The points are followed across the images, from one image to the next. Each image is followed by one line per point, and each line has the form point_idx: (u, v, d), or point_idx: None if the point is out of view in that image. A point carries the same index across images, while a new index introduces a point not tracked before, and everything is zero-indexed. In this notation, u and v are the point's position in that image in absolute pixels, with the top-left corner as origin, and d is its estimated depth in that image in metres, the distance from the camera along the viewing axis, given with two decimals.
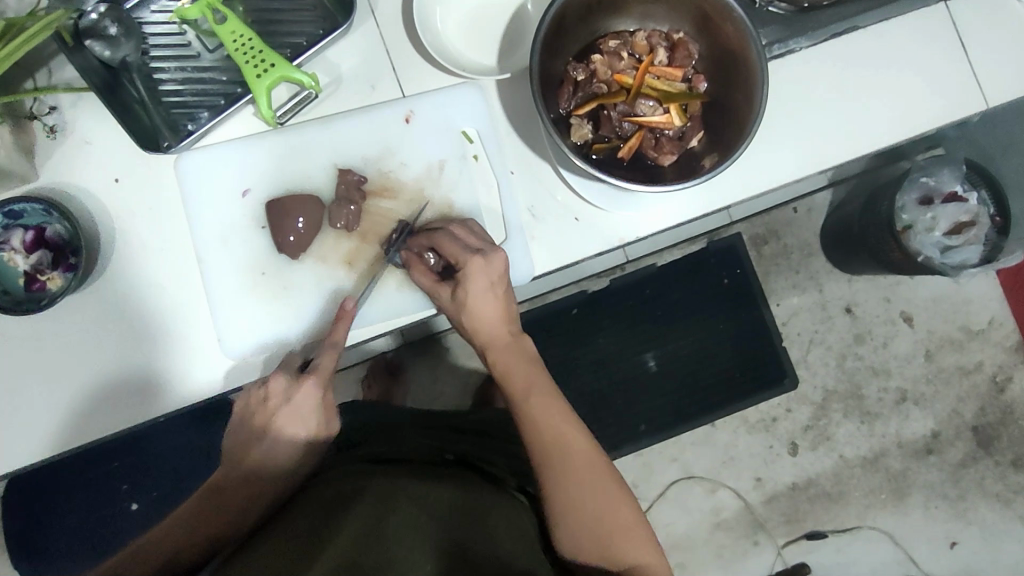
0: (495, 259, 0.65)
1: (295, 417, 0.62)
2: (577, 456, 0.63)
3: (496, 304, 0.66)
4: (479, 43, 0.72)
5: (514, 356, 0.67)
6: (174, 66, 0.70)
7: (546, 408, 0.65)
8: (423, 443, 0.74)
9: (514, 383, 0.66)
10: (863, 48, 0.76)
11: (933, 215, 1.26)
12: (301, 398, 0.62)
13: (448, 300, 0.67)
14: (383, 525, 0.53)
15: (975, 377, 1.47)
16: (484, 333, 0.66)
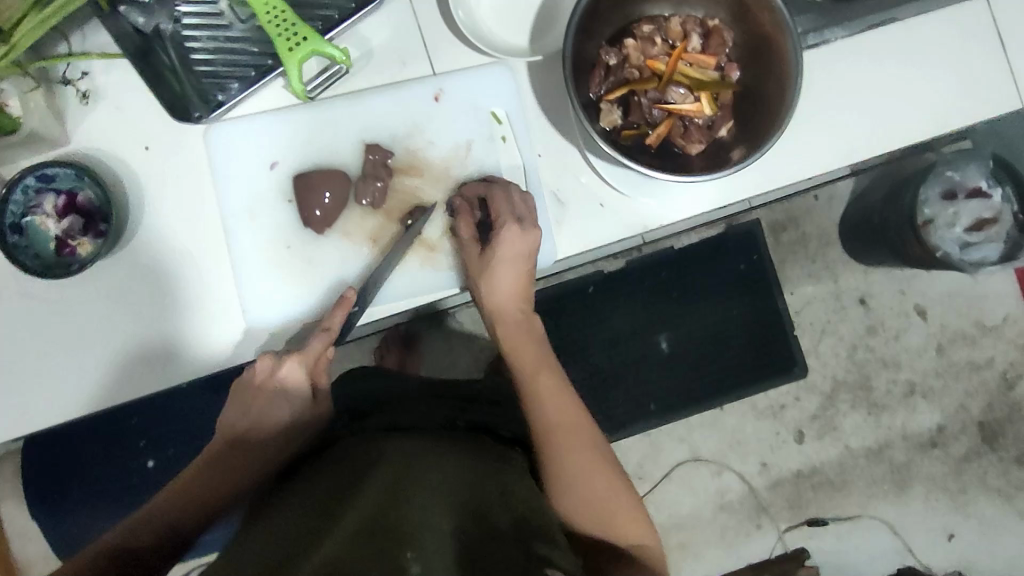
0: (531, 237, 0.67)
1: (281, 398, 0.65)
2: (580, 435, 0.65)
3: (516, 273, 0.68)
4: (510, 23, 0.71)
5: (523, 334, 0.68)
6: (205, 35, 0.70)
7: (551, 389, 0.66)
8: (436, 412, 0.76)
9: (521, 363, 0.67)
10: (899, 41, 0.75)
11: (956, 211, 1.25)
12: (288, 375, 0.65)
13: (475, 257, 0.69)
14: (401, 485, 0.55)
15: (985, 373, 1.47)
16: (505, 307, 0.69)
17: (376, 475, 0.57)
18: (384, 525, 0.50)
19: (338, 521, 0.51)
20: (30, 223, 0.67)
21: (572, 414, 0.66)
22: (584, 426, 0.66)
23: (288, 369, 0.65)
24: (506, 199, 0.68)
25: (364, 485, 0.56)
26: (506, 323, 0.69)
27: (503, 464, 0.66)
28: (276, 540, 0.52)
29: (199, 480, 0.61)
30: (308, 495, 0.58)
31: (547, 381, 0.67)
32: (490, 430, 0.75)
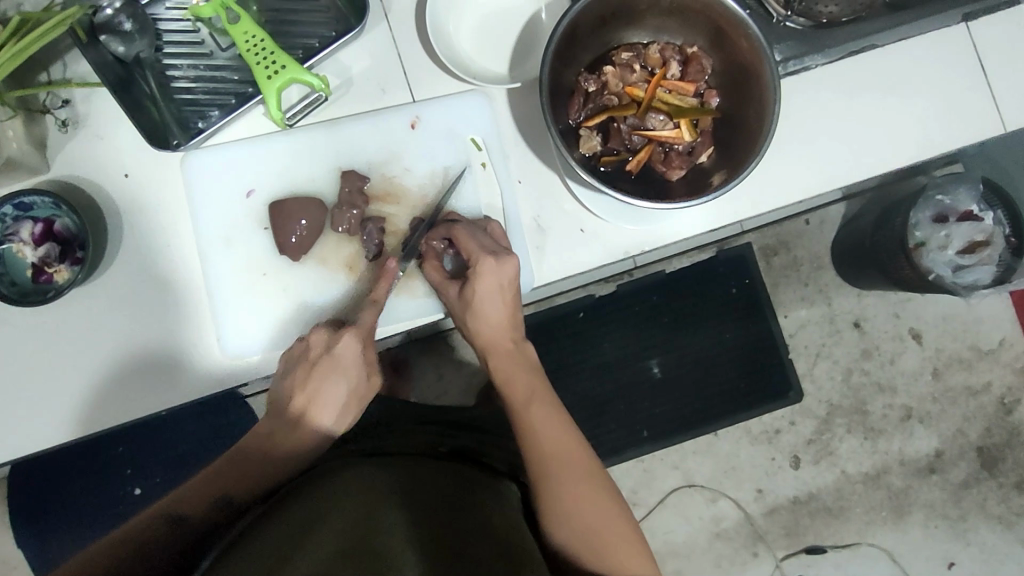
0: (509, 265, 0.66)
1: (333, 378, 0.63)
2: (572, 466, 0.64)
3: (503, 306, 0.68)
4: (489, 50, 0.71)
5: (513, 363, 0.69)
6: (186, 64, 0.70)
7: (544, 417, 0.66)
8: (419, 436, 0.75)
9: (514, 391, 0.67)
10: (880, 67, 0.75)
11: (948, 233, 1.24)
12: (342, 348, 0.64)
13: (456, 298, 0.68)
14: (373, 523, 0.54)
15: (983, 398, 1.46)
16: (496, 338, 0.69)
17: (358, 502, 0.57)
18: (359, 549, 0.51)
19: (315, 542, 0.51)
20: (6, 250, 0.66)
21: (566, 443, 0.65)
22: (580, 455, 0.65)
23: (344, 344, 0.64)
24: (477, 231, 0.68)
25: (337, 515, 0.55)
26: (498, 353, 0.69)
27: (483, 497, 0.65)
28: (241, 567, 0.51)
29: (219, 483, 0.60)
30: (295, 503, 0.59)
31: (542, 406, 0.67)
32: (477, 455, 0.75)
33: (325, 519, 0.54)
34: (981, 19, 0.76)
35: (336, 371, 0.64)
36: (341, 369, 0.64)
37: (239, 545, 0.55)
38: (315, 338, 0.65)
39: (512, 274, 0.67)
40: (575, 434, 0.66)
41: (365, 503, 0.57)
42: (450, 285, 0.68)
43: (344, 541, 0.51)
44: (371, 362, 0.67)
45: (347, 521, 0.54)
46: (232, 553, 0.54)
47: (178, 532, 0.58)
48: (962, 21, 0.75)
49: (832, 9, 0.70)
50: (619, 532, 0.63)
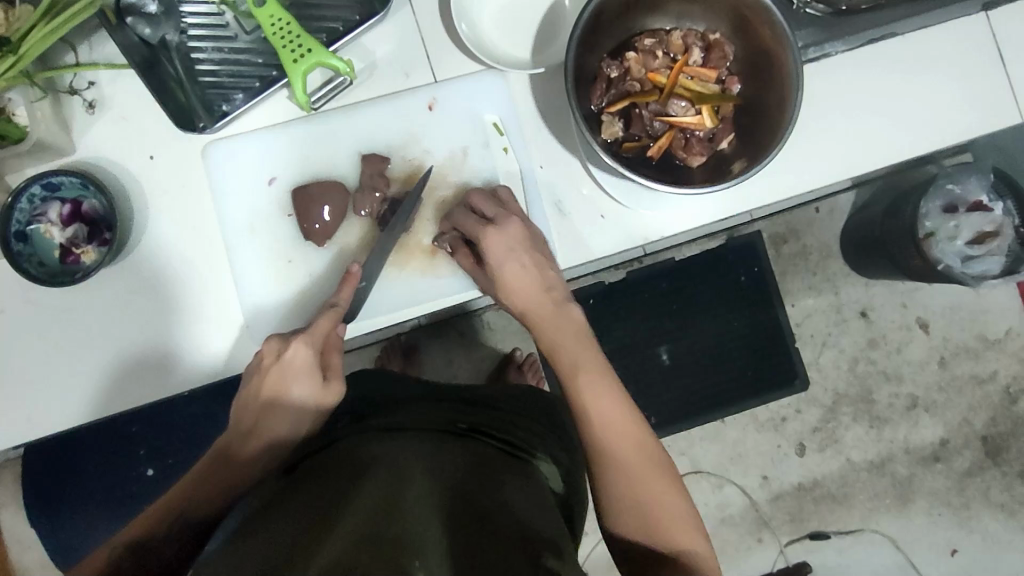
0: (510, 223, 0.67)
1: (291, 378, 0.66)
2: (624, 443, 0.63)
3: (525, 267, 0.66)
4: (512, 35, 0.72)
5: (563, 331, 0.66)
6: (211, 47, 0.71)
7: (597, 386, 0.64)
8: (436, 413, 0.76)
9: (563, 361, 0.65)
10: (899, 55, 0.75)
11: (957, 223, 1.25)
12: (294, 354, 0.66)
13: (484, 279, 0.69)
14: (400, 502, 0.55)
15: (988, 387, 1.47)
16: (543, 307, 0.66)
17: (382, 482, 0.58)
18: (385, 530, 0.51)
19: (338, 527, 0.51)
20: (34, 231, 0.67)
21: (622, 418, 0.64)
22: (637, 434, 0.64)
23: (295, 352, 0.65)
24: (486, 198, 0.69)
25: (362, 496, 0.55)
26: (551, 320, 0.66)
27: (502, 477, 0.66)
28: (270, 551, 0.50)
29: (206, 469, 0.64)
30: (308, 495, 0.58)
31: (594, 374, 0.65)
32: (491, 433, 0.75)
33: (351, 503, 0.55)
34: (1002, 8, 0.76)
35: (288, 377, 0.66)
36: (292, 375, 0.66)
37: (256, 534, 0.54)
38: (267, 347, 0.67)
39: (518, 234, 0.67)
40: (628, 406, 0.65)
41: (381, 488, 0.57)
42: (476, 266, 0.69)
43: (374, 519, 0.52)
44: (331, 365, 0.68)
45: (374, 501, 0.54)
46: (249, 538, 0.54)
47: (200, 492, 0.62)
48: (982, 10, 0.76)
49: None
50: (670, 505, 0.63)
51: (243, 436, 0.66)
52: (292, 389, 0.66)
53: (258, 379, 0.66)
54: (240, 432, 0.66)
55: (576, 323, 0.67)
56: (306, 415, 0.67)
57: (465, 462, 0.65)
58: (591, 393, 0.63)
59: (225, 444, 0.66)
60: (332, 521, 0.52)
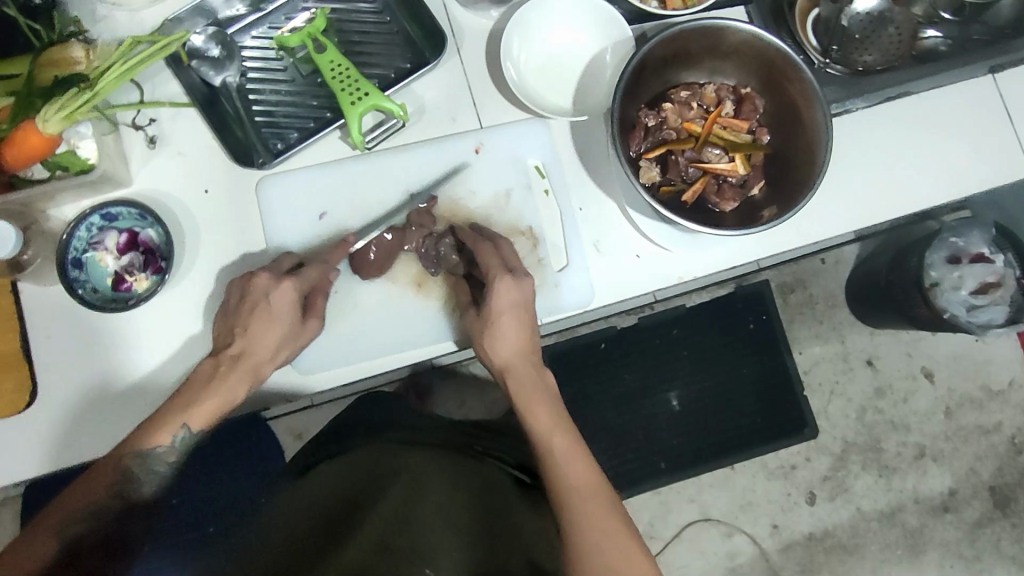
0: (526, 284, 0.69)
1: (274, 317, 0.66)
2: (586, 497, 0.63)
3: (519, 327, 0.69)
4: (550, 82, 0.76)
5: (532, 388, 0.68)
6: (268, 89, 0.74)
7: (555, 430, 0.67)
8: (452, 436, 0.84)
9: (535, 419, 0.67)
10: (913, 111, 0.80)
11: (961, 274, 1.29)
12: (281, 296, 0.66)
13: (474, 319, 0.70)
14: (415, 507, 0.65)
15: (994, 437, 1.49)
16: (513, 362, 0.69)
17: (403, 487, 0.68)
18: (397, 545, 0.60)
19: (347, 545, 0.60)
20: (90, 258, 0.69)
21: (590, 476, 0.65)
22: (596, 480, 0.65)
23: (284, 291, 0.66)
24: (498, 251, 0.71)
25: (379, 498, 0.66)
26: (517, 374, 0.69)
27: (502, 492, 0.73)
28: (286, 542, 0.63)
29: (185, 393, 0.64)
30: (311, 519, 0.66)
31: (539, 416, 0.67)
32: (500, 456, 0.82)
33: (370, 507, 0.65)
34: (1006, 72, 0.82)
35: (270, 315, 0.66)
36: (275, 313, 0.66)
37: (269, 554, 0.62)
38: (256, 282, 0.66)
39: (525, 296, 0.69)
40: (596, 469, 0.65)
41: (403, 494, 0.67)
42: (473, 309, 0.71)
43: (392, 528, 0.62)
44: (314, 307, 0.69)
45: (393, 507, 0.65)
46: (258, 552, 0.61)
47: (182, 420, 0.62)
48: (990, 73, 0.81)
49: (866, 59, 0.79)
50: (632, 564, 0.61)
51: (226, 363, 0.65)
52: (274, 325, 0.66)
53: (240, 312, 0.66)
54: (222, 358, 0.65)
55: (549, 387, 0.70)
56: (285, 350, 0.67)
57: (480, 477, 0.74)
58: (552, 447, 0.66)
59: (216, 360, 0.65)
60: (350, 526, 0.63)
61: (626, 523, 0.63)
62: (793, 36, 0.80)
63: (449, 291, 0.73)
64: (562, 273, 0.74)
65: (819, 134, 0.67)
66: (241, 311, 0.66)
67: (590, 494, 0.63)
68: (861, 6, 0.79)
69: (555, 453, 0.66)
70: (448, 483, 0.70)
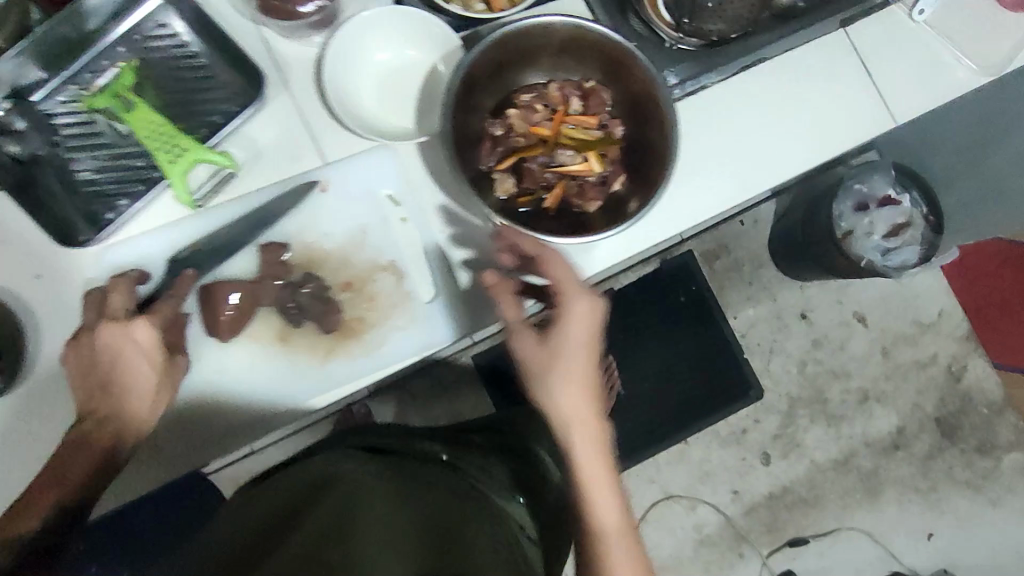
0: (600, 305, 0.61)
1: (138, 363, 0.60)
2: (608, 519, 0.56)
3: (587, 334, 0.60)
4: (390, 103, 0.72)
5: (579, 386, 0.59)
6: (86, 156, 0.69)
7: (590, 435, 0.59)
8: (448, 432, 0.74)
9: (582, 421, 0.59)
10: (771, 79, 0.78)
11: (870, 220, 1.31)
12: (137, 342, 0.60)
13: (515, 318, 0.61)
14: (357, 516, 0.45)
15: (932, 369, 1.51)
16: (543, 357, 0.60)
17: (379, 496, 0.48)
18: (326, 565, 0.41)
19: None
20: None
21: (617, 498, 0.57)
22: (625, 514, 0.57)
23: (140, 335, 0.60)
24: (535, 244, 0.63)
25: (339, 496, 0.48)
26: (557, 375, 0.59)
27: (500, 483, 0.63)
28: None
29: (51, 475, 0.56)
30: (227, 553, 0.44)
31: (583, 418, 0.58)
32: (516, 455, 0.72)
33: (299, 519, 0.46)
34: (859, 22, 0.79)
35: (126, 364, 0.59)
36: (131, 361, 0.60)
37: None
38: (105, 334, 0.60)
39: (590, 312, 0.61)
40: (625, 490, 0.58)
41: (425, 487, 0.51)
42: (511, 283, 0.61)
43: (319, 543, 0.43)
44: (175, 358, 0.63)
45: (323, 518, 0.45)
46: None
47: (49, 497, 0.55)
48: (842, 27, 0.79)
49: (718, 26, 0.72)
50: None
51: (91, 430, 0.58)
52: (134, 376, 0.60)
53: (95, 368, 0.60)
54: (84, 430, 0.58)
55: (600, 393, 0.61)
56: (155, 404, 0.61)
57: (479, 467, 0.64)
58: (585, 451, 0.58)
59: (78, 432, 0.58)
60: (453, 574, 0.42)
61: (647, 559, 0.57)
62: (637, 7, 0.78)
63: (317, 342, 0.69)
64: (434, 304, 0.71)
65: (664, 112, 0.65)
66: (97, 368, 0.60)
67: (614, 517, 0.56)
68: None
69: (585, 456, 0.58)
70: (399, 481, 0.51)
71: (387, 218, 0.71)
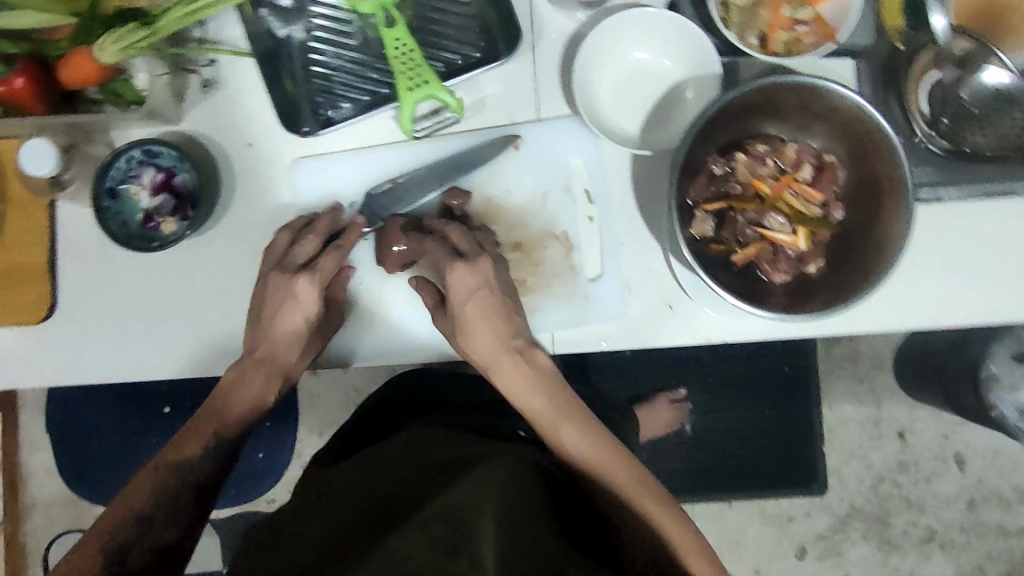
0: (541, 356, 0.67)
1: (286, 306, 0.67)
2: (597, 465, 0.64)
3: (490, 326, 0.66)
4: (625, 102, 0.70)
5: (527, 381, 0.66)
6: (331, 51, 0.71)
7: (553, 409, 0.66)
8: (462, 406, 0.81)
9: (536, 413, 0.66)
10: (1010, 218, 0.72)
11: (1023, 375, 1.20)
12: (303, 295, 0.67)
13: (441, 319, 0.68)
14: (407, 489, 0.59)
15: (1013, 541, 1.41)
16: (499, 358, 0.67)
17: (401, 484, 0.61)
18: (357, 548, 0.54)
19: (397, 526, 0.54)
20: (125, 191, 0.70)
21: (597, 450, 0.64)
22: (607, 457, 0.64)
23: (304, 286, 0.67)
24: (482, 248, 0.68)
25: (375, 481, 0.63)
26: (506, 368, 0.67)
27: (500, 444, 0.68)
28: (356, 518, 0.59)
29: (216, 408, 0.66)
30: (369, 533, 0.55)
31: (567, 433, 0.65)
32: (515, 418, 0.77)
33: (433, 498, 0.55)
34: None
35: (291, 308, 0.67)
36: (295, 307, 0.67)
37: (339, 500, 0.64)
38: (270, 280, 0.68)
39: (489, 274, 0.67)
40: (611, 440, 0.65)
41: (463, 479, 0.57)
42: (439, 311, 0.68)
43: (446, 517, 0.52)
44: (336, 299, 0.70)
45: (452, 497, 0.54)
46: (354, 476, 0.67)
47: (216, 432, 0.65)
48: None
49: (976, 139, 0.73)
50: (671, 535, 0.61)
51: (245, 370, 0.67)
52: (291, 317, 0.67)
53: (254, 313, 0.68)
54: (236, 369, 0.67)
55: (552, 371, 0.67)
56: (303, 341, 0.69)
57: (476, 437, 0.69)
58: (559, 432, 0.65)
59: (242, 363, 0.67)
60: (415, 508, 0.55)
61: (658, 494, 0.63)
62: (906, 93, 0.72)
63: None
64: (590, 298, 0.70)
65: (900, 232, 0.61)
66: (260, 315, 0.67)
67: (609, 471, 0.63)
68: (991, 79, 0.70)
69: (566, 441, 0.65)
70: (442, 437, 0.69)
71: (575, 209, 0.70)
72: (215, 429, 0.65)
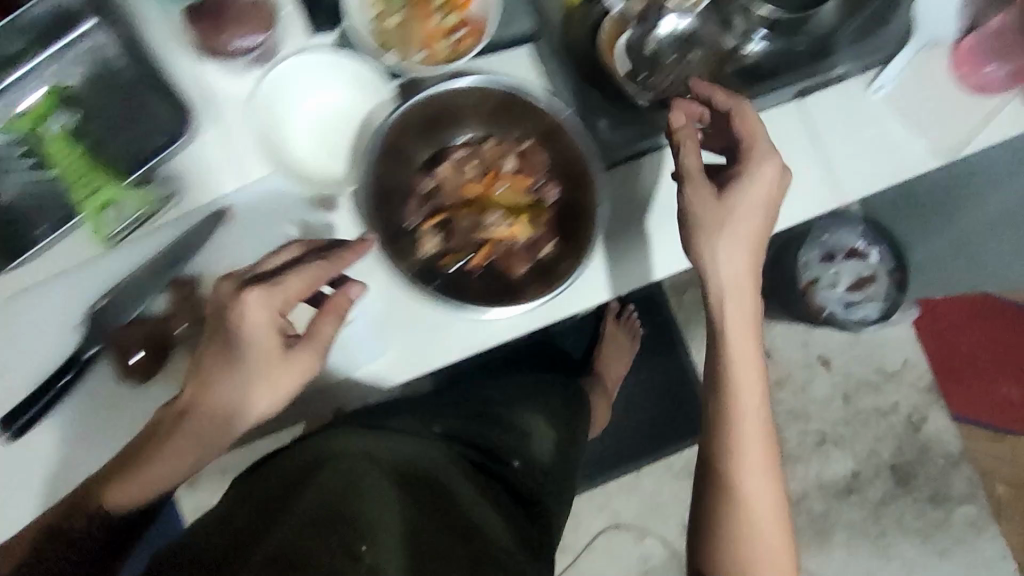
0: (773, 173, 0.63)
1: (219, 371, 0.59)
2: (737, 373, 0.65)
3: (711, 203, 0.63)
4: (326, 143, 0.69)
5: (737, 309, 0.65)
6: (10, 176, 0.67)
7: (736, 287, 0.65)
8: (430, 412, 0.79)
9: (726, 309, 0.65)
10: (723, 148, 0.75)
11: (835, 271, 1.30)
12: (246, 310, 0.56)
13: (524, 247, 0.68)
14: (344, 498, 0.56)
15: (893, 417, 1.44)
16: (729, 290, 0.64)
17: (320, 492, 0.56)
18: (349, 514, 0.54)
19: (286, 513, 0.55)
20: None
21: (752, 356, 0.65)
22: (754, 362, 0.66)
23: (251, 299, 0.56)
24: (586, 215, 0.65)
25: (312, 479, 0.58)
26: (710, 258, 0.64)
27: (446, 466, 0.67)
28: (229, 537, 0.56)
29: (172, 443, 0.61)
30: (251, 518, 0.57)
31: (731, 310, 0.65)
32: (472, 439, 0.76)
33: (297, 497, 0.56)
34: (817, 93, 0.78)
35: (230, 360, 0.59)
36: (235, 358, 0.59)
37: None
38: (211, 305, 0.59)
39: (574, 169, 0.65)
40: (756, 334, 0.66)
41: (344, 488, 0.57)
42: (526, 278, 0.67)
43: (322, 516, 0.54)
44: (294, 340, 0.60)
45: (319, 499, 0.56)
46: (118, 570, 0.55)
47: (260, 484, 0.61)
48: (799, 97, 0.77)
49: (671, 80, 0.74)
50: (769, 506, 0.65)
51: (192, 416, 0.61)
52: (229, 379, 0.59)
53: (195, 371, 0.61)
54: (174, 415, 0.62)
55: (746, 246, 0.64)
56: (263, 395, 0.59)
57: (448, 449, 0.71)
58: (732, 355, 0.65)
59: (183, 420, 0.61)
60: (310, 518, 0.54)
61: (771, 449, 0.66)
62: (601, 56, 0.72)
63: None
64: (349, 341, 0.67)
65: (697, 155, 0.63)
66: (199, 372, 0.60)
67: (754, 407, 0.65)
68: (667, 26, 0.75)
69: (726, 368, 0.65)
70: (376, 442, 0.64)
71: None
72: (183, 459, 0.62)
